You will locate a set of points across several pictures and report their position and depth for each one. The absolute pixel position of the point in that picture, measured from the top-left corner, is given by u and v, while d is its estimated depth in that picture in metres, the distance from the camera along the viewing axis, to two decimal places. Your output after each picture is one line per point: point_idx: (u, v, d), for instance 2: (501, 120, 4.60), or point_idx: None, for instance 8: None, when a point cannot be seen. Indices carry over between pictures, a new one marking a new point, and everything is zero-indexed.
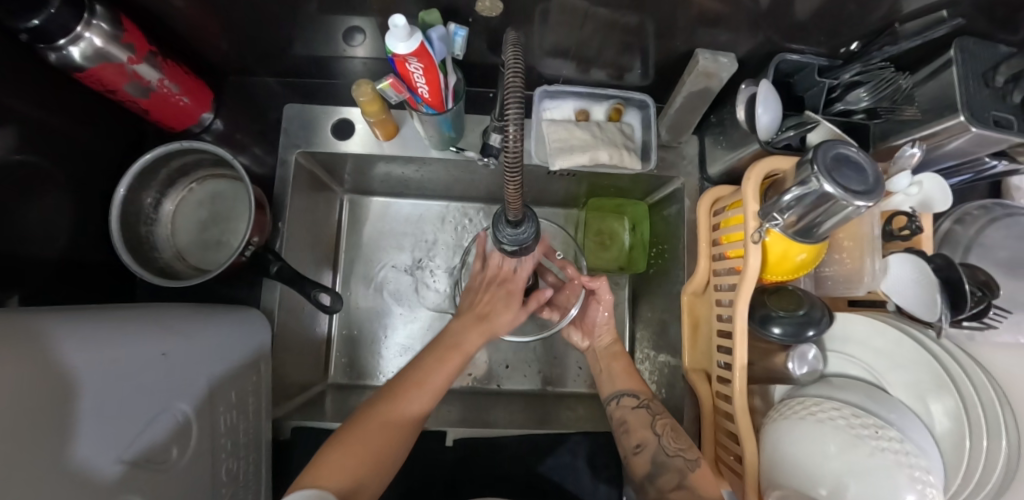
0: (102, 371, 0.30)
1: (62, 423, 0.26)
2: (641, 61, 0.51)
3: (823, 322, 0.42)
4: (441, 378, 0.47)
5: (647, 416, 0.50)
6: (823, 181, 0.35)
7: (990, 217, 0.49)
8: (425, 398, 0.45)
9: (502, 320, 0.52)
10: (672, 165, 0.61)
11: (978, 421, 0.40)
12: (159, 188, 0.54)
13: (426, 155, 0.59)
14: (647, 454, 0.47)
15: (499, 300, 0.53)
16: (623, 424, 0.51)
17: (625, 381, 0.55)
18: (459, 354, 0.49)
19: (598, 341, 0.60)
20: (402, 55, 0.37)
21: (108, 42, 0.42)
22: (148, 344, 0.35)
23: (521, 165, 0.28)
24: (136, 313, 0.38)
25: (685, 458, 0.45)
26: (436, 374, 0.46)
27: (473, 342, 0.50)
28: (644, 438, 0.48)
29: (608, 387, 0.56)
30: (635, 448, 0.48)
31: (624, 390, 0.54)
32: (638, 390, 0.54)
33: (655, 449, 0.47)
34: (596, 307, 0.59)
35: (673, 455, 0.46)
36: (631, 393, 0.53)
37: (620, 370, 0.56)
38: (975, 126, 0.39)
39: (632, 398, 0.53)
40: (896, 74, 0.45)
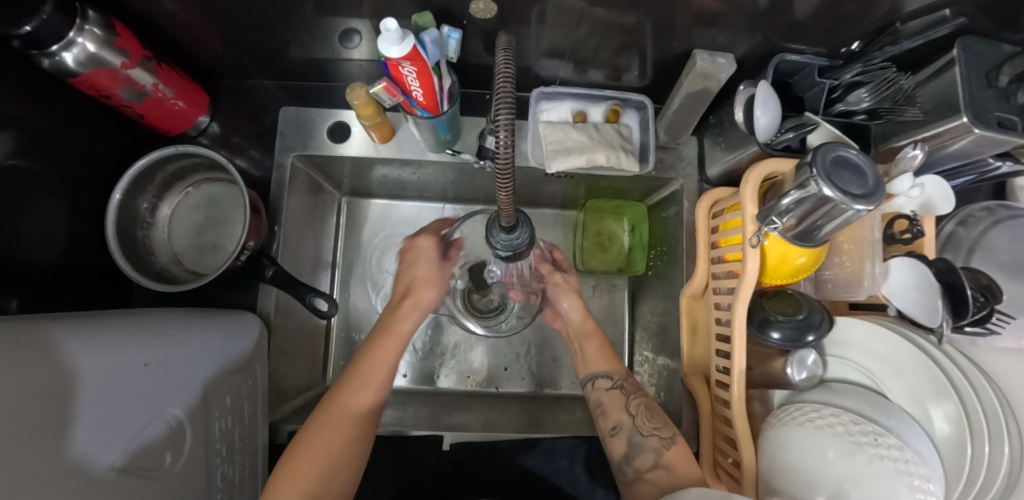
0: (89, 383, 0.29)
1: (53, 438, 0.26)
2: (638, 62, 0.51)
3: (822, 326, 0.42)
4: (383, 371, 0.46)
5: (622, 398, 0.50)
6: (822, 184, 0.34)
7: (995, 219, 0.48)
8: (369, 392, 0.45)
9: (427, 296, 0.52)
10: (671, 166, 0.61)
11: (979, 427, 0.39)
12: (155, 191, 0.54)
13: (422, 157, 0.59)
14: (623, 436, 0.47)
15: (421, 271, 0.53)
16: (599, 407, 0.50)
17: (601, 362, 0.53)
18: (396, 338, 0.48)
19: (571, 320, 0.58)
20: (396, 59, 0.37)
21: (101, 47, 0.42)
22: (133, 353, 0.34)
23: (512, 170, 0.28)
24: (120, 318, 0.37)
25: (659, 438, 0.45)
26: (375, 368, 0.46)
27: (409, 324, 0.50)
28: (620, 421, 0.48)
29: (583, 369, 0.54)
30: (612, 429, 0.48)
31: (598, 371, 0.52)
32: (613, 370, 0.52)
33: (631, 430, 0.47)
34: (566, 291, 0.58)
35: (649, 434, 0.46)
36: (605, 373, 0.52)
37: (595, 350, 0.54)
38: (978, 127, 0.38)
39: (605, 380, 0.51)
40: (898, 74, 0.44)
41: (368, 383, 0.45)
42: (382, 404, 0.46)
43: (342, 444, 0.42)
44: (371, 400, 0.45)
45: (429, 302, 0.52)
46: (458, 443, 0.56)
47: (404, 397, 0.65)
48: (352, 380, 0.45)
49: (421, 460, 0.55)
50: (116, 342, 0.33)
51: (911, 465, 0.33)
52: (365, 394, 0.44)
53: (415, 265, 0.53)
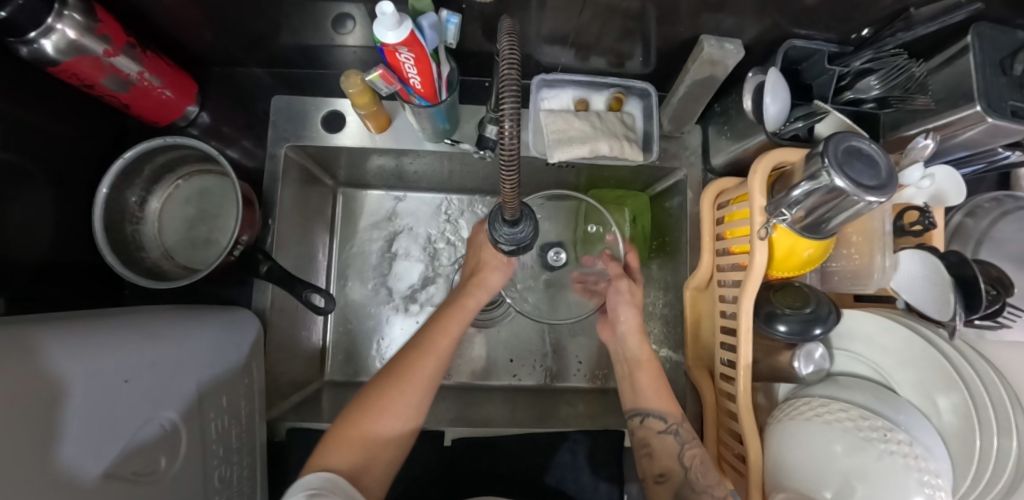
0: (69, 395, 0.27)
1: (35, 448, 0.24)
2: (642, 48, 0.49)
3: (830, 319, 0.41)
4: (448, 340, 0.46)
5: (676, 444, 0.46)
6: (834, 175, 0.33)
7: (1003, 210, 0.47)
8: (434, 362, 0.44)
9: (493, 278, 0.52)
10: (675, 156, 0.59)
11: (986, 418, 0.39)
12: (144, 185, 0.52)
13: (420, 147, 0.57)
14: (671, 487, 0.44)
15: (488, 255, 0.52)
16: (647, 447, 0.48)
17: (658, 400, 0.50)
18: (458, 316, 0.49)
19: (626, 350, 0.56)
20: (392, 45, 0.35)
21: (82, 34, 0.40)
22: (116, 360, 0.32)
23: (518, 160, 0.27)
24: (105, 320, 0.35)
25: (713, 496, 0.41)
26: (441, 338, 0.46)
27: (477, 301, 0.50)
28: (669, 469, 0.45)
29: (632, 402, 0.52)
30: (657, 476, 0.45)
31: (651, 409, 0.50)
32: (668, 412, 0.49)
33: (683, 481, 0.43)
34: (627, 303, 0.57)
35: (702, 491, 0.42)
36: (658, 415, 0.49)
37: (648, 384, 0.52)
38: (992, 116, 0.37)
39: (659, 422, 0.48)
40: (909, 61, 0.43)
41: (435, 351, 0.45)
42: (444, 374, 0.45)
43: (404, 412, 0.41)
44: (436, 369, 0.44)
45: (495, 284, 0.52)
46: (459, 439, 0.56)
47: None
48: (417, 348, 0.45)
49: (424, 455, 0.54)
50: (101, 346, 0.32)
51: (920, 461, 0.33)
52: (432, 365, 0.44)
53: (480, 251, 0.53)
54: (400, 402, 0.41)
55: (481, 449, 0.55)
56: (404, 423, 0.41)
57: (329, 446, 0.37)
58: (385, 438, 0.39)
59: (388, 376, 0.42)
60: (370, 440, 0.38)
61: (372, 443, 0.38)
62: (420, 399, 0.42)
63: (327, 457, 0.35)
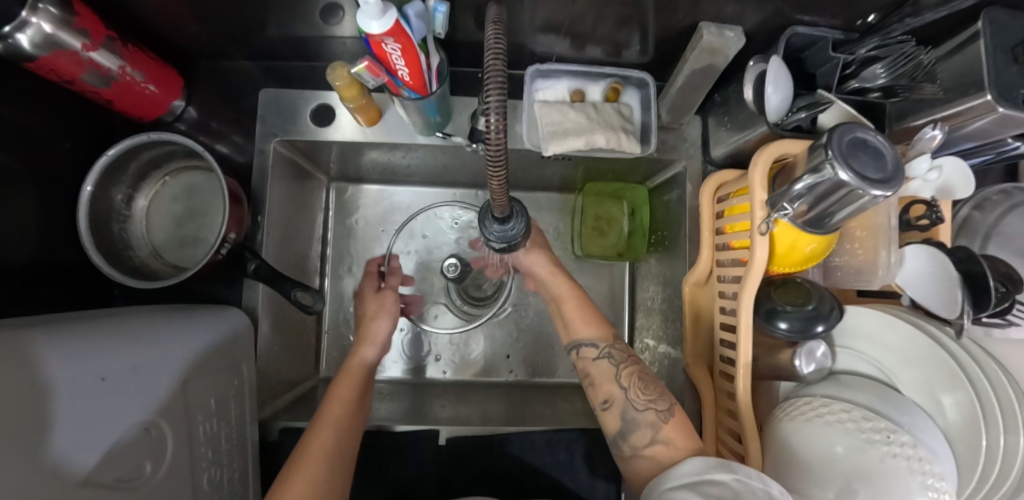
0: (40, 397, 0.26)
1: (11, 451, 0.23)
2: (640, 37, 0.48)
3: (833, 316, 0.40)
4: (343, 406, 0.43)
5: (611, 367, 0.47)
6: (837, 168, 0.32)
7: (1012, 203, 0.46)
8: (334, 429, 0.40)
9: (378, 325, 0.52)
10: (673, 148, 0.58)
11: (993, 417, 0.38)
12: (130, 182, 0.51)
13: (411, 141, 0.56)
14: (616, 412, 0.44)
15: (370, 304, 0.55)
16: (588, 378, 0.48)
17: (588, 327, 0.50)
18: (354, 377, 0.47)
19: (556, 289, 0.54)
20: (377, 36, 0.34)
21: (59, 27, 0.39)
22: (90, 360, 0.31)
23: (506, 155, 0.26)
24: (72, 325, 0.34)
25: (657, 410, 0.42)
26: (335, 404, 0.43)
27: (365, 358, 0.49)
28: (611, 394, 0.45)
29: (569, 336, 0.52)
30: (602, 403, 0.45)
31: (582, 339, 0.50)
32: (598, 337, 0.49)
33: (624, 404, 0.44)
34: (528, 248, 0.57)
35: (643, 408, 0.43)
36: (589, 342, 0.49)
37: (577, 315, 0.51)
38: (1003, 106, 0.36)
39: (591, 349, 0.49)
40: (918, 49, 0.40)
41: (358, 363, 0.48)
42: (353, 439, 0.41)
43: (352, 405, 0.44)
44: (337, 435, 0.40)
45: (382, 335, 0.52)
46: (454, 438, 0.55)
47: (398, 388, 0.64)
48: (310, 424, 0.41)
49: (416, 455, 0.54)
50: (68, 351, 0.30)
51: (925, 464, 0.32)
52: (334, 430, 0.40)
53: (366, 300, 0.56)
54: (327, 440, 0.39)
55: (476, 448, 0.55)
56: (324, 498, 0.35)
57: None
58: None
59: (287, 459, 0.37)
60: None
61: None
62: (332, 465, 0.37)
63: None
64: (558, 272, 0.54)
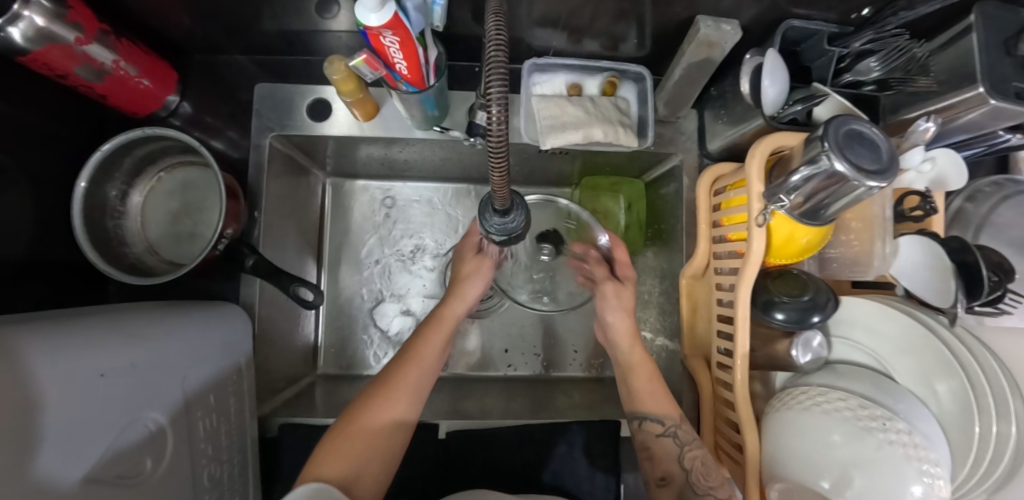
0: (40, 393, 0.26)
1: (13, 451, 0.23)
2: (637, 30, 0.48)
3: (828, 307, 0.41)
4: (433, 352, 0.46)
5: (675, 448, 0.46)
6: (834, 159, 0.32)
7: (1003, 194, 0.47)
8: (419, 375, 0.44)
9: (469, 289, 0.51)
10: (670, 141, 0.58)
11: (984, 403, 0.39)
12: (125, 178, 0.51)
13: (409, 136, 0.55)
14: (673, 490, 0.44)
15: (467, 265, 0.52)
16: (646, 450, 0.47)
17: (653, 404, 0.48)
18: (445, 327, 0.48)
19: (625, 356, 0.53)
20: (376, 28, 0.33)
21: (51, 20, 0.38)
22: (85, 356, 0.30)
23: (507, 148, 0.26)
24: (63, 321, 0.33)
25: (716, 498, 0.41)
26: (426, 348, 0.46)
27: (457, 311, 0.50)
28: (670, 472, 0.45)
29: (632, 404, 0.50)
30: (658, 480, 0.45)
31: (648, 413, 0.48)
32: (665, 415, 0.47)
33: (683, 485, 0.43)
34: (614, 307, 0.54)
35: (704, 494, 0.42)
36: (657, 418, 0.47)
37: (648, 386, 0.49)
38: (994, 98, 0.36)
39: (656, 425, 0.47)
40: (911, 42, 0.41)
41: (444, 326, 0.48)
42: (430, 385, 0.45)
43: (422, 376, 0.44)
44: (419, 381, 0.44)
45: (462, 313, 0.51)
46: (454, 432, 0.56)
47: None
48: (400, 359, 0.44)
49: (416, 449, 0.54)
50: (64, 347, 0.30)
51: (919, 450, 0.32)
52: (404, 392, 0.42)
53: (462, 261, 0.53)
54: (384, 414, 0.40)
55: (476, 442, 0.55)
56: (390, 439, 0.39)
57: (317, 461, 0.36)
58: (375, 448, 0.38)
59: (374, 388, 0.42)
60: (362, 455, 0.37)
61: (362, 456, 0.37)
62: (408, 408, 0.42)
63: (319, 470, 0.34)
64: (638, 342, 0.53)
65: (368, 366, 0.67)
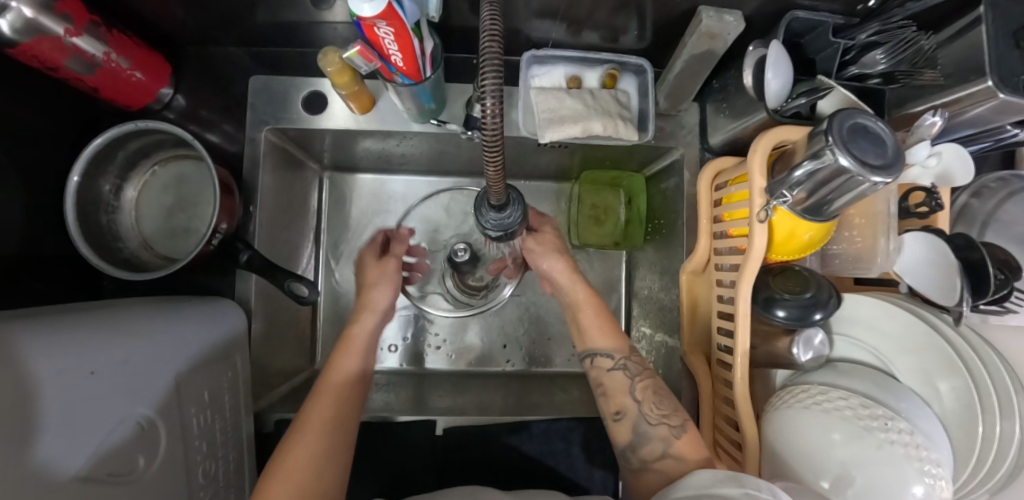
0: (29, 392, 0.25)
1: (9, 446, 0.22)
2: (638, 21, 0.47)
3: (830, 304, 0.40)
4: (344, 375, 0.44)
5: (626, 379, 0.46)
6: (838, 154, 0.31)
7: (1010, 190, 0.46)
8: (333, 402, 0.42)
9: (376, 297, 0.52)
10: (671, 135, 0.57)
11: (988, 400, 0.38)
12: (118, 173, 0.50)
13: (406, 129, 0.55)
14: (627, 424, 0.44)
15: (371, 275, 0.53)
16: (601, 388, 0.48)
17: (605, 338, 0.49)
18: (356, 342, 0.48)
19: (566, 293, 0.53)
20: (370, 19, 0.32)
21: (40, 11, 0.37)
22: (73, 356, 0.30)
23: (502, 142, 0.25)
24: (49, 319, 0.32)
25: (670, 425, 0.42)
26: (335, 373, 0.44)
27: (366, 327, 0.50)
28: (624, 406, 0.45)
29: (582, 344, 0.51)
30: (615, 415, 0.45)
31: (598, 348, 0.49)
32: (614, 348, 0.48)
33: (637, 417, 0.44)
34: (545, 253, 0.53)
35: (656, 423, 0.43)
36: (605, 353, 0.48)
37: (594, 323, 0.50)
38: (1004, 91, 0.35)
39: (606, 359, 0.48)
40: (919, 34, 0.40)
41: (354, 347, 0.47)
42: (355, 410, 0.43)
43: (343, 402, 0.42)
44: (338, 407, 0.41)
45: (384, 304, 0.52)
46: (452, 428, 0.55)
47: (394, 378, 0.64)
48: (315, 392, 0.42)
49: (414, 446, 0.54)
50: (52, 348, 0.29)
51: (921, 449, 0.32)
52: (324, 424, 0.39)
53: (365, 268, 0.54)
54: (303, 451, 0.37)
55: (472, 438, 0.55)
56: (319, 473, 0.36)
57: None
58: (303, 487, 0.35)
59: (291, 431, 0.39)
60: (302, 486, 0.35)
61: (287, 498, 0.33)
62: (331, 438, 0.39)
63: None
64: (579, 278, 0.52)
65: None
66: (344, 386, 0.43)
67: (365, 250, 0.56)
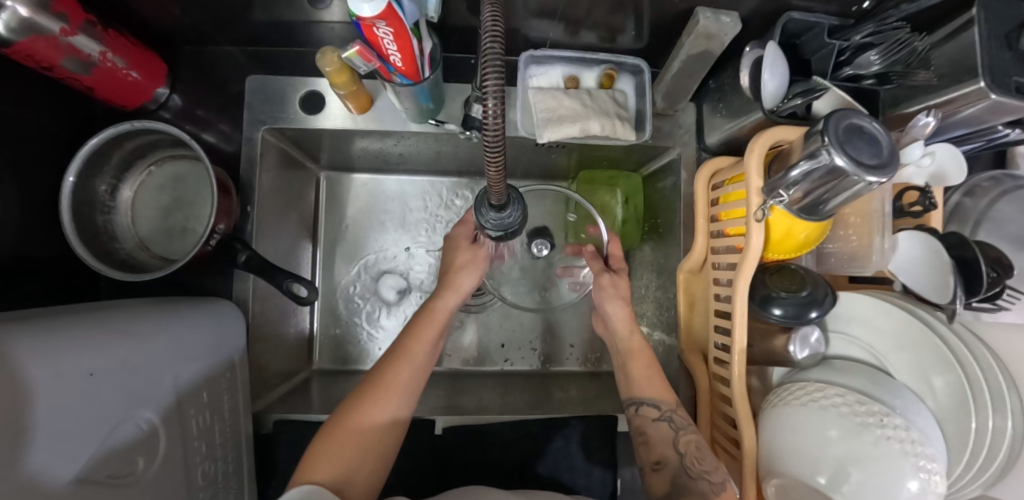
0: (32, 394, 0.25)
1: (10, 450, 0.22)
2: (635, 21, 0.47)
3: (826, 302, 0.40)
4: (423, 347, 0.45)
5: (670, 431, 0.46)
6: (835, 153, 0.31)
7: (1002, 189, 0.47)
8: (410, 372, 0.43)
9: (463, 279, 0.50)
10: (668, 135, 0.57)
11: (981, 397, 0.39)
12: (114, 173, 0.50)
13: (404, 129, 0.55)
14: (667, 475, 0.43)
15: (461, 256, 0.51)
16: (642, 436, 0.47)
17: (650, 387, 0.49)
18: (436, 320, 0.47)
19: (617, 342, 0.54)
20: (369, 19, 0.32)
21: (35, 10, 0.37)
22: (72, 354, 0.29)
23: (503, 142, 0.25)
24: (42, 321, 0.31)
25: (710, 482, 0.40)
26: (417, 344, 0.45)
27: (449, 303, 0.49)
28: (664, 456, 0.44)
29: (627, 391, 0.51)
30: (654, 464, 0.44)
31: (645, 398, 0.49)
32: (661, 399, 0.48)
33: (677, 469, 0.43)
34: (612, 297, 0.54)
35: (696, 476, 0.41)
36: (651, 402, 0.48)
37: (642, 374, 0.50)
38: (995, 92, 0.36)
39: (651, 409, 0.48)
40: (911, 35, 0.41)
41: (436, 319, 0.47)
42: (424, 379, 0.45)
43: (415, 375, 0.43)
44: (413, 377, 0.43)
45: (469, 287, 0.50)
46: (451, 427, 0.56)
47: None
48: (392, 357, 0.43)
49: (415, 445, 0.54)
50: (49, 348, 0.28)
51: (917, 446, 0.33)
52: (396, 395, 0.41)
53: (454, 251, 0.51)
54: (371, 418, 0.39)
55: (473, 436, 0.55)
56: (381, 440, 0.39)
57: (307, 468, 0.35)
58: (365, 453, 0.38)
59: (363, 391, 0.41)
60: (350, 464, 0.36)
61: (351, 459, 0.37)
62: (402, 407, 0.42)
63: (311, 475, 0.34)
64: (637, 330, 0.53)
65: (365, 362, 0.67)
66: (422, 356, 0.45)
67: (456, 231, 0.53)
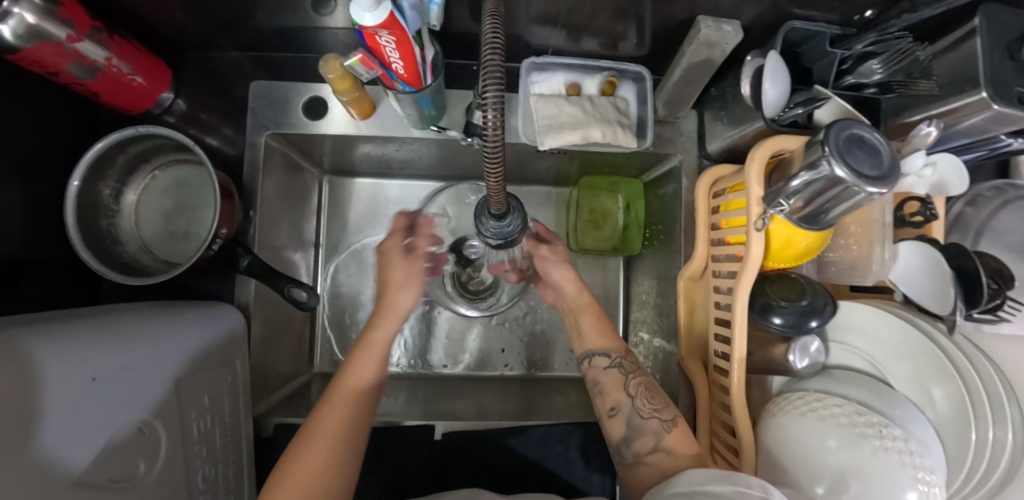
0: (32, 400, 0.25)
1: (12, 456, 0.22)
2: (637, 29, 0.47)
3: (826, 312, 0.40)
4: (361, 384, 0.43)
5: (620, 377, 0.48)
6: (835, 164, 0.32)
7: (1005, 199, 0.47)
8: (350, 411, 0.41)
9: (400, 300, 0.50)
10: (669, 142, 0.57)
11: (980, 409, 0.39)
12: (118, 177, 0.50)
13: (406, 135, 0.55)
14: (621, 418, 0.45)
15: (395, 274, 0.52)
16: (597, 386, 0.49)
17: (601, 340, 0.51)
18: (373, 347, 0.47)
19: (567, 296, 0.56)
20: (371, 28, 0.33)
21: (42, 17, 0.37)
22: (75, 359, 0.29)
23: (503, 151, 0.25)
24: (46, 326, 0.31)
25: (660, 420, 0.43)
26: (353, 382, 0.43)
27: (386, 332, 0.48)
28: (618, 401, 0.46)
29: (581, 346, 0.53)
30: (610, 411, 0.46)
31: (596, 349, 0.51)
32: (611, 348, 0.50)
33: (630, 412, 0.45)
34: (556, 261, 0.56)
35: (649, 416, 0.44)
36: (601, 351, 0.50)
37: (592, 327, 0.52)
38: (997, 104, 0.35)
39: (603, 358, 0.50)
40: (914, 45, 0.40)
41: (372, 353, 0.46)
42: (368, 419, 0.43)
43: (357, 415, 0.42)
44: (353, 417, 0.41)
45: (405, 307, 0.50)
46: (451, 433, 0.55)
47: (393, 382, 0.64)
48: (329, 401, 0.41)
49: (413, 450, 0.54)
50: (52, 352, 0.29)
51: (916, 457, 0.33)
52: (336, 437, 0.39)
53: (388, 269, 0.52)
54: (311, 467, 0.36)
55: (472, 440, 0.55)
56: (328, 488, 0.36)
57: None
58: None
59: (300, 442, 0.38)
60: None
61: None
62: (347, 449, 0.39)
63: None
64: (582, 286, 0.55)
65: None
66: (361, 392, 0.43)
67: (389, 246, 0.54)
